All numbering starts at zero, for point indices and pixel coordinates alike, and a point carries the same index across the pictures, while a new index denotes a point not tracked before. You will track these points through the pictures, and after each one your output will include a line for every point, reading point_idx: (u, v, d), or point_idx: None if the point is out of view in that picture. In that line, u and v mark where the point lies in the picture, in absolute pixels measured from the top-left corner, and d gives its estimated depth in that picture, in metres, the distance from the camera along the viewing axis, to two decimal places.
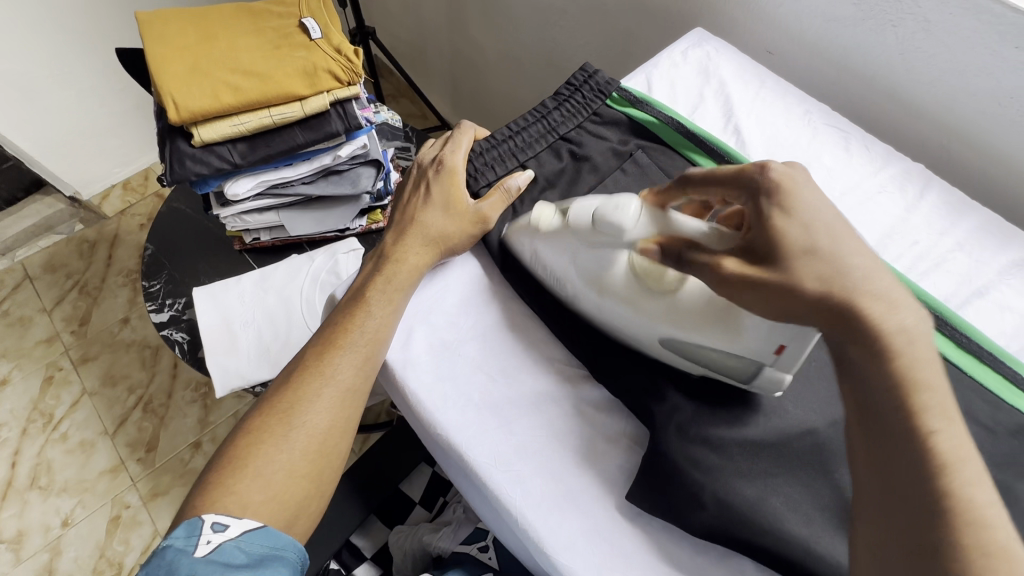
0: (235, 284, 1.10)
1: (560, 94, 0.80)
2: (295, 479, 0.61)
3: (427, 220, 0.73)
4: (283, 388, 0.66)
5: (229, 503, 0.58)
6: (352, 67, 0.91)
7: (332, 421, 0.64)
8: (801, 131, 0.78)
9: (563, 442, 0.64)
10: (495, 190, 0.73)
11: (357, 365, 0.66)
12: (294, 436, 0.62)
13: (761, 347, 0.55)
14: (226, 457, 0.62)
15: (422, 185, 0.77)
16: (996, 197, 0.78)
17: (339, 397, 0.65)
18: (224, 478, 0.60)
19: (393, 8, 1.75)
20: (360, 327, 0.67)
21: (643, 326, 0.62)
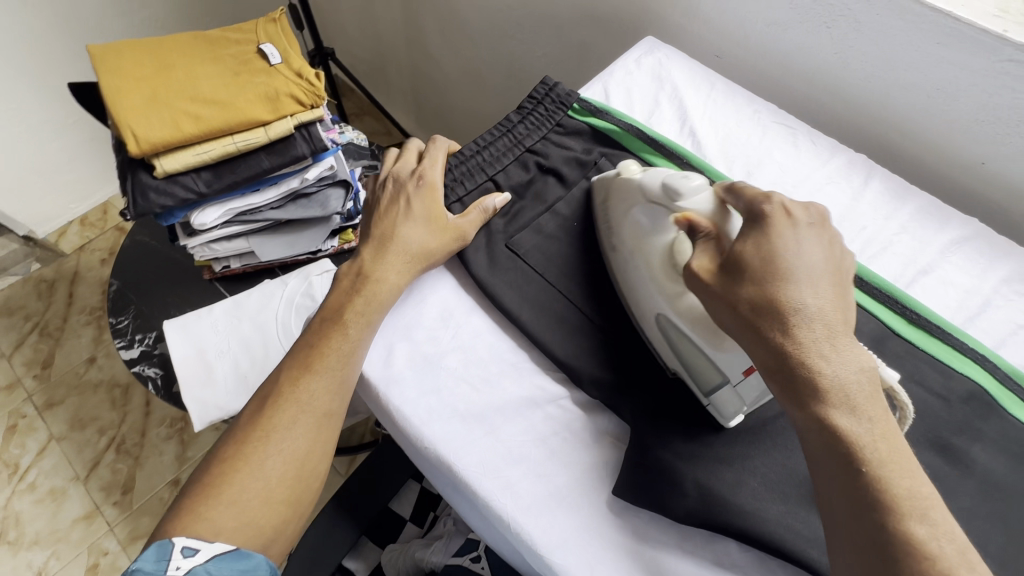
0: (207, 314, 1.09)
1: (522, 108, 0.76)
2: (272, 509, 0.54)
3: (407, 238, 0.64)
4: (258, 407, 0.58)
5: (198, 533, 0.51)
6: (314, 90, 0.91)
7: (310, 447, 0.57)
8: (751, 130, 0.80)
9: (563, 451, 0.57)
10: (471, 211, 0.66)
11: (336, 385, 0.58)
12: (269, 462, 0.55)
13: (731, 366, 0.53)
14: (199, 480, 0.55)
15: (401, 199, 0.67)
16: (936, 183, 0.81)
17: (315, 418, 0.57)
18: (195, 503, 0.53)
19: (358, 31, 1.77)
20: (336, 349, 0.59)
21: (644, 297, 0.59)
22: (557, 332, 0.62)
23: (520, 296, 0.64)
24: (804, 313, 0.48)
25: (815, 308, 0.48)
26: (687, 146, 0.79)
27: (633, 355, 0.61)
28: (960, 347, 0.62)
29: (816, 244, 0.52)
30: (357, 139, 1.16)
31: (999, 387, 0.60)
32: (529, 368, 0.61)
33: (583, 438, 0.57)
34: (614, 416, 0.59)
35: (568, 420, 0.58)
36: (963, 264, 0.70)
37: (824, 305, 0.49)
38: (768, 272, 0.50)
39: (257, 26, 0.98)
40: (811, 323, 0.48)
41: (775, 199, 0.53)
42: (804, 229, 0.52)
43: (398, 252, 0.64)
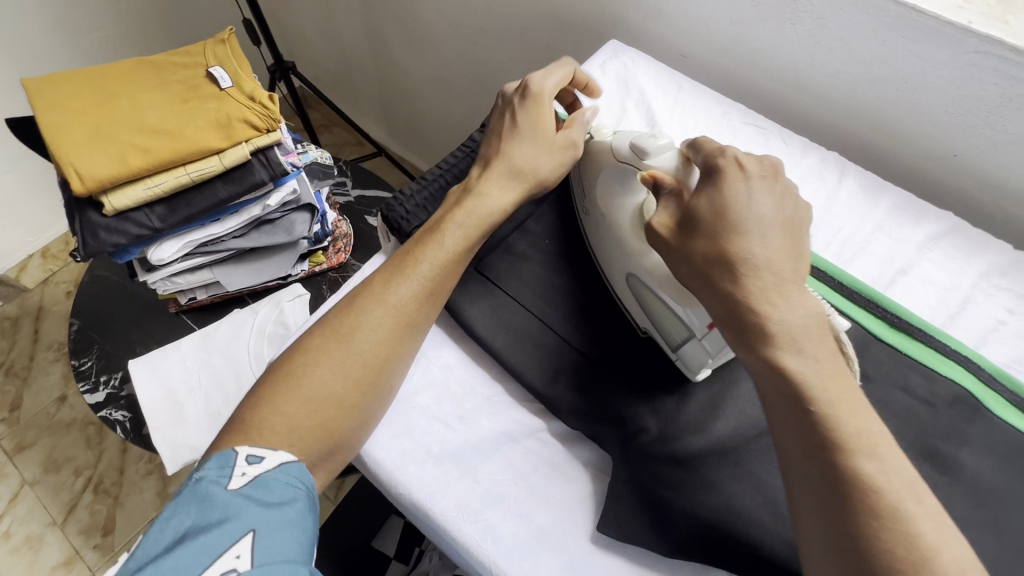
0: (175, 350, 1.04)
1: (486, 127, 0.71)
2: (343, 411, 0.51)
3: (487, 196, 0.59)
4: (331, 316, 0.54)
5: (267, 423, 0.49)
6: (269, 114, 0.87)
7: (391, 355, 0.54)
8: (721, 133, 0.79)
9: (544, 487, 0.54)
10: (572, 123, 0.63)
11: (425, 296, 0.56)
12: (350, 359, 0.52)
13: (692, 319, 0.52)
14: (268, 379, 0.53)
15: (508, 117, 0.63)
16: (911, 176, 0.79)
17: (402, 324, 0.54)
18: (272, 390, 0.51)
19: (318, 42, 1.72)
20: (419, 270, 0.56)
21: (616, 257, 0.59)
22: (537, 356, 0.59)
23: (492, 322, 0.60)
24: (753, 262, 0.46)
25: (764, 257, 0.46)
26: None
27: (622, 371, 0.58)
28: (943, 348, 0.61)
29: (768, 193, 0.49)
30: (321, 157, 1.12)
31: (982, 387, 0.59)
32: (504, 401, 0.58)
33: (564, 471, 0.55)
34: (595, 447, 0.56)
35: (547, 455, 0.56)
36: (940, 261, 0.69)
37: (773, 255, 0.46)
38: (725, 223, 0.48)
39: (205, 49, 0.93)
40: (760, 272, 0.46)
41: (729, 151, 0.51)
42: (758, 180, 0.50)
43: (476, 214, 0.58)
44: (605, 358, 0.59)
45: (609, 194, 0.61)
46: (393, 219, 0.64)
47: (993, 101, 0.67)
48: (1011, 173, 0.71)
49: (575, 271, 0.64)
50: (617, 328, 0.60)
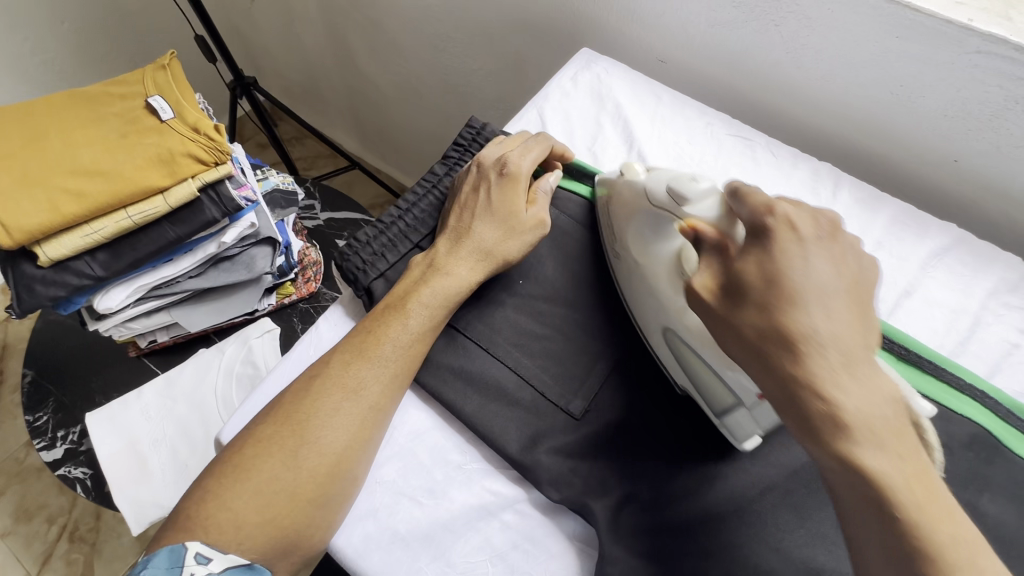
0: (136, 399, 0.97)
1: (448, 157, 0.65)
2: (297, 507, 0.45)
3: (453, 276, 0.54)
4: (288, 395, 0.49)
5: (215, 518, 0.43)
6: (216, 146, 0.80)
7: (352, 445, 0.48)
8: (704, 148, 0.73)
9: (526, 567, 0.49)
10: (535, 195, 0.58)
11: (390, 376, 0.50)
12: (304, 450, 0.46)
13: (743, 390, 0.46)
14: (221, 460, 0.47)
15: (479, 187, 0.57)
16: (908, 184, 0.74)
17: (363, 409, 0.48)
18: (220, 479, 0.45)
19: (281, 53, 1.64)
20: (391, 339, 0.51)
21: (652, 309, 0.54)
22: (509, 421, 0.53)
23: (462, 382, 0.55)
24: (817, 339, 0.38)
25: (828, 333, 0.38)
26: None
27: (601, 432, 0.53)
28: (955, 382, 0.56)
29: (828, 257, 0.41)
30: (283, 183, 1.05)
31: (1000, 423, 0.54)
32: (478, 469, 0.53)
33: (547, 547, 0.50)
34: (580, 517, 0.51)
35: (528, 528, 0.50)
36: (945, 278, 0.64)
37: (840, 332, 0.38)
38: (767, 284, 0.40)
39: (144, 76, 0.86)
40: (825, 349, 0.38)
41: (779, 208, 0.42)
42: (814, 242, 0.41)
43: (444, 293, 0.53)
44: (583, 417, 0.53)
45: (643, 242, 0.55)
46: (347, 270, 0.57)
47: (996, 104, 0.61)
48: (1016, 179, 0.65)
49: (555, 318, 0.58)
50: (600, 383, 0.55)
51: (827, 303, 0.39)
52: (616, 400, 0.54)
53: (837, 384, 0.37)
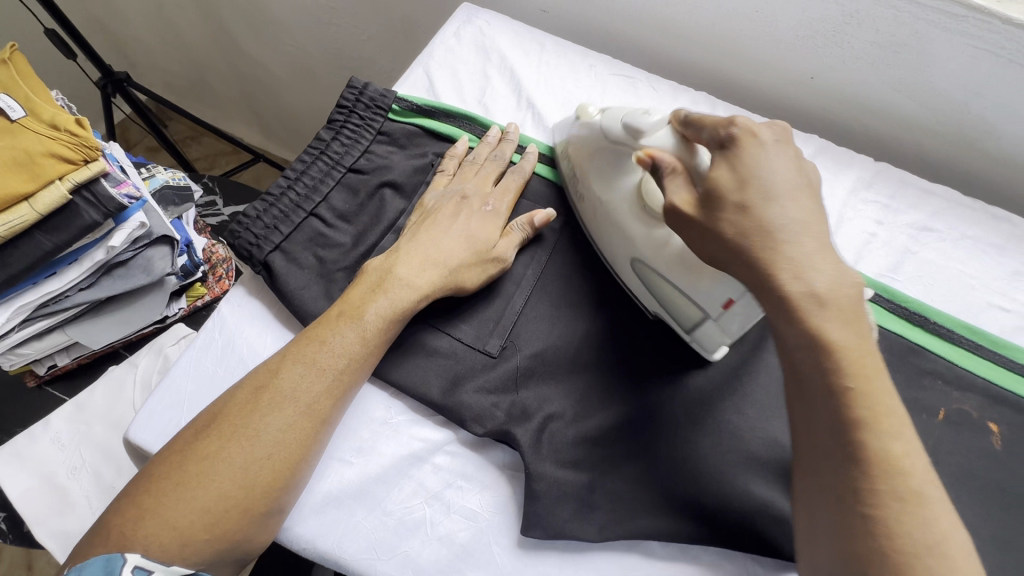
0: (43, 430, 0.89)
1: (332, 121, 0.63)
2: (248, 521, 0.43)
3: (404, 280, 0.52)
4: (230, 408, 0.46)
5: (155, 536, 0.40)
6: (82, 142, 0.74)
7: (306, 456, 0.46)
8: (590, 89, 0.75)
9: (461, 502, 0.51)
10: (508, 234, 0.58)
11: (343, 385, 0.48)
12: (253, 465, 0.44)
13: (710, 301, 0.50)
14: (156, 472, 0.43)
15: (461, 215, 0.57)
16: (776, 106, 0.80)
17: (313, 423, 0.46)
18: (151, 493, 0.42)
19: (153, 45, 1.51)
20: (350, 350, 0.49)
21: (617, 241, 0.57)
22: (428, 369, 0.54)
23: (414, 364, 0.54)
24: (790, 230, 0.43)
25: (795, 222, 0.43)
26: (528, 121, 0.72)
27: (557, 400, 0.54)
28: None
29: (785, 160, 0.46)
30: (172, 179, 0.99)
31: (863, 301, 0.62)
32: (405, 420, 0.54)
33: (479, 480, 0.52)
34: (507, 447, 0.53)
35: (461, 466, 0.52)
36: None
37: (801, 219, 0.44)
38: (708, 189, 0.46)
39: None
40: (796, 239, 0.43)
41: (737, 120, 0.48)
42: (773, 145, 0.47)
43: (402, 301, 0.51)
44: (501, 354, 0.55)
45: (606, 179, 0.58)
46: (239, 247, 0.55)
47: (836, 20, 0.67)
48: (863, 90, 0.73)
49: (518, 300, 0.58)
50: (559, 354, 0.56)
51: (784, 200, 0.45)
52: (547, 347, 0.56)
53: (804, 263, 0.42)
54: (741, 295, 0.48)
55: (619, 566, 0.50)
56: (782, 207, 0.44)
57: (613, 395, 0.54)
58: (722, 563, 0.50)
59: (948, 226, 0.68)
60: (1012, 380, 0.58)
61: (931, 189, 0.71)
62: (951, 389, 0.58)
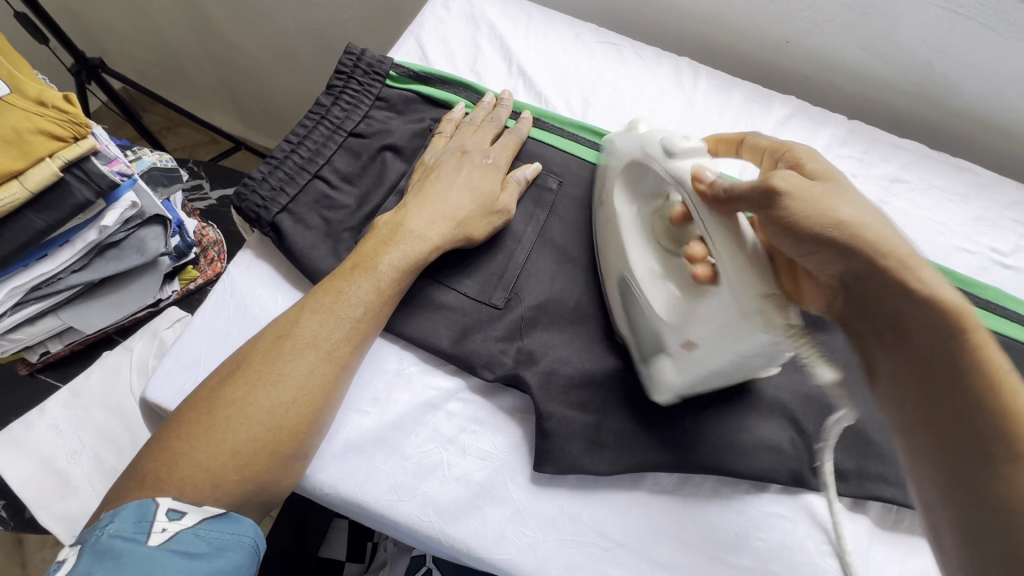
0: (39, 416, 0.89)
1: (331, 87, 0.64)
2: (276, 463, 0.44)
3: (414, 232, 0.54)
4: (252, 357, 0.47)
5: (189, 478, 0.41)
6: (71, 119, 0.73)
7: (328, 402, 0.47)
8: (577, 56, 0.77)
9: (476, 445, 0.53)
10: (508, 185, 0.60)
11: (361, 334, 0.50)
12: (280, 408, 0.45)
13: (671, 334, 0.50)
14: (185, 418, 0.44)
15: (462, 168, 0.59)
16: (754, 71, 0.84)
17: (335, 368, 0.48)
18: (181, 438, 0.43)
19: (125, 30, 1.47)
20: (365, 299, 0.50)
21: (615, 257, 0.56)
22: (438, 322, 0.56)
23: (427, 317, 0.56)
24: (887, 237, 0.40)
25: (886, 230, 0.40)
26: (519, 88, 0.74)
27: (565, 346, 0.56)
28: None
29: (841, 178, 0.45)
30: (160, 161, 0.98)
31: None
32: (417, 370, 0.56)
33: (491, 423, 0.54)
34: (517, 391, 0.55)
35: (473, 411, 0.54)
36: (791, 141, 0.74)
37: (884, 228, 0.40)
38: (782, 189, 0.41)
39: None
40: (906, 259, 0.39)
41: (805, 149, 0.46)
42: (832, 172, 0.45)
43: (414, 252, 0.53)
44: (507, 306, 0.57)
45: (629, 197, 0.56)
46: (246, 209, 0.56)
47: None
48: (837, 51, 0.76)
49: (523, 255, 0.60)
50: (564, 304, 0.58)
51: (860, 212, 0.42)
52: (552, 297, 0.59)
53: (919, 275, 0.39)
54: (696, 338, 0.47)
55: (628, 496, 0.52)
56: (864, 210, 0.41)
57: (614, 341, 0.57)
58: (722, 489, 0.53)
59: (916, 177, 0.73)
60: (977, 313, 0.63)
61: (900, 144, 0.75)
62: None
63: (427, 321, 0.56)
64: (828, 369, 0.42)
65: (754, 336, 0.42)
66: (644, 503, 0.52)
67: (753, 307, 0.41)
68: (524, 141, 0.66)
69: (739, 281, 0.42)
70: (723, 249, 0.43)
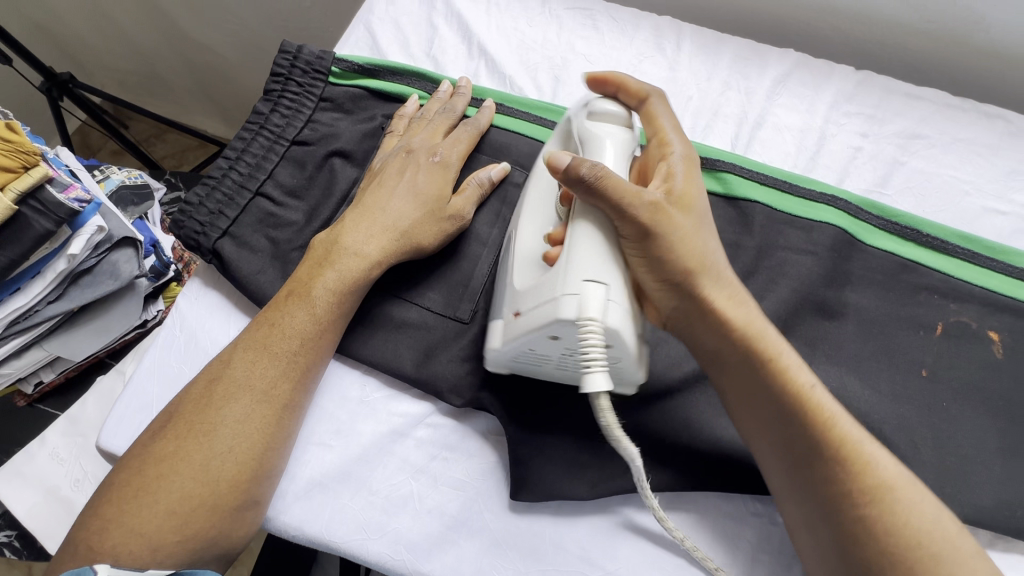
0: (40, 447, 0.89)
1: (268, 92, 0.59)
2: (219, 517, 0.42)
3: (353, 251, 0.50)
4: (187, 406, 0.45)
5: (124, 544, 0.39)
6: (18, 148, 0.70)
7: (268, 446, 0.45)
8: (544, 29, 0.70)
9: (448, 474, 0.49)
10: (464, 187, 0.55)
11: (300, 371, 0.47)
12: (215, 459, 0.43)
13: (511, 301, 0.46)
14: (121, 479, 0.43)
15: (406, 172, 0.54)
16: (746, 25, 0.75)
17: (273, 409, 0.45)
18: (118, 501, 0.41)
19: (93, 40, 1.43)
20: (299, 331, 0.47)
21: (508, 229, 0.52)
22: (399, 343, 0.52)
23: (383, 339, 0.52)
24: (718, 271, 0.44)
25: (720, 254, 0.45)
26: (481, 71, 0.67)
27: None
28: (811, 195, 0.59)
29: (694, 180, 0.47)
30: (128, 178, 0.95)
31: (850, 220, 0.58)
32: (382, 396, 0.52)
33: (464, 449, 0.50)
34: (489, 413, 0.51)
35: (445, 438, 0.50)
36: (791, 103, 0.66)
37: (717, 257, 0.45)
38: (666, 221, 0.43)
39: None
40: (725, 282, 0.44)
41: (673, 154, 0.47)
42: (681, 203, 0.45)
43: (350, 273, 0.49)
44: (472, 318, 0.53)
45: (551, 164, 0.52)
46: (184, 237, 0.52)
47: None
48: None
49: (488, 263, 0.55)
50: None
51: (706, 231, 0.46)
52: None
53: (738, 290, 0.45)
54: (528, 309, 0.43)
55: (618, 522, 0.48)
56: (701, 237, 0.45)
57: None
58: (722, 503, 0.49)
59: (938, 130, 0.64)
60: (1011, 285, 0.56)
61: (918, 94, 0.66)
62: (949, 302, 0.56)
63: (383, 345, 0.52)
64: (600, 379, 0.40)
65: (560, 317, 0.40)
66: (635, 529, 0.48)
67: (576, 282, 0.40)
68: (484, 133, 0.60)
69: (591, 258, 0.41)
70: (581, 244, 0.42)
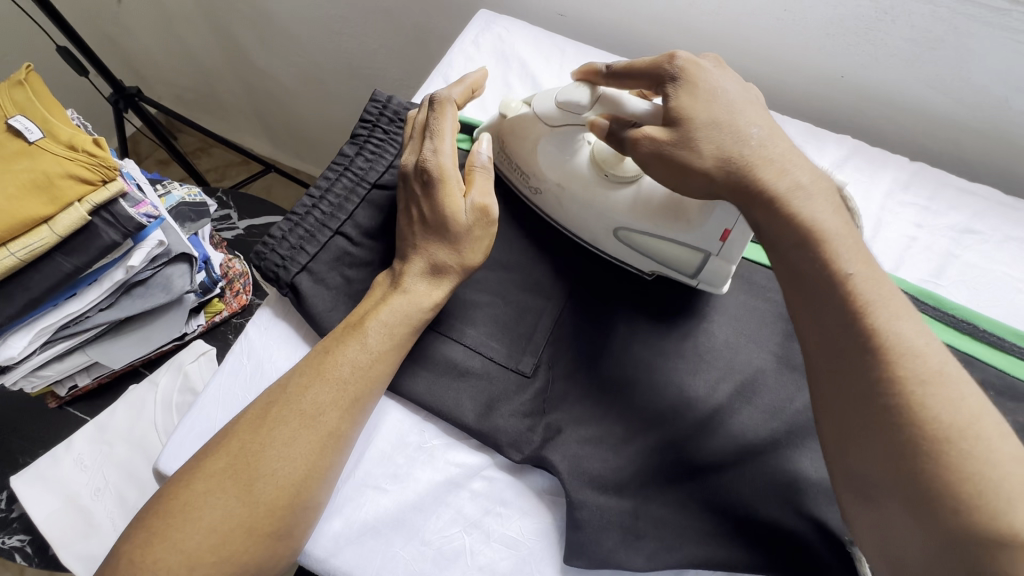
0: (65, 453, 0.88)
1: (355, 136, 0.61)
2: (259, 542, 0.42)
3: (411, 292, 0.51)
4: (241, 424, 0.46)
5: (165, 559, 0.40)
6: (98, 161, 0.70)
7: (311, 474, 0.45)
8: None
9: (500, 530, 0.49)
10: (471, 176, 0.54)
11: (349, 400, 0.47)
12: (260, 483, 0.43)
13: (706, 243, 0.52)
14: (169, 493, 0.43)
15: (412, 205, 0.54)
16: (803, 107, 0.78)
17: (320, 437, 0.45)
18: (166, 518, 0.42)
19: (159, 56, 1.49)
20: (352, 359, 0.48)
21: (592, 220, 0.56)
22: (460, 392, 0.53)
23: (441, 384, 0.53)
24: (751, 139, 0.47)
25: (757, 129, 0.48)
26: None
27: (597, 421, 0.52)
28: None
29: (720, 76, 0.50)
30: (188, 195, 0.98)
31: None
32: (439, 444, 0.52)
33: (518, 505, 0.50)
34: (545, 470, 0.51)
35: (500, 493, 0.51)
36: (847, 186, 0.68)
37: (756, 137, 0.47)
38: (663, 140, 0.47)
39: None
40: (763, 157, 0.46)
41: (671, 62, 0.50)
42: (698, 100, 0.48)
43: (402, 311, 0.50)
44: (532, 372, 0.54)
45: (555, 162, 0.57)
46: (266, 269, 0.54)
47: (869, 17, 0.64)
48: (898, 86, 0.70)
49: (551, 319, 0.57)
50: (596, 369, 0.54)
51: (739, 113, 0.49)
52: (576, 360, 0.55)
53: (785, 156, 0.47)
54: (735, 222, 0.51)
55: None
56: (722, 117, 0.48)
57: (653, 417, 0.52)
58: None
59: (991, 227, 0.66)
60: None
61: (970, 189, 0.68)
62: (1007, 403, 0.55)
63: (439, 385, 0.53)
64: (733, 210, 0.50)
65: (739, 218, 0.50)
66: None
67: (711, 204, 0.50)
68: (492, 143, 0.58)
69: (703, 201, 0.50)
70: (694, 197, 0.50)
